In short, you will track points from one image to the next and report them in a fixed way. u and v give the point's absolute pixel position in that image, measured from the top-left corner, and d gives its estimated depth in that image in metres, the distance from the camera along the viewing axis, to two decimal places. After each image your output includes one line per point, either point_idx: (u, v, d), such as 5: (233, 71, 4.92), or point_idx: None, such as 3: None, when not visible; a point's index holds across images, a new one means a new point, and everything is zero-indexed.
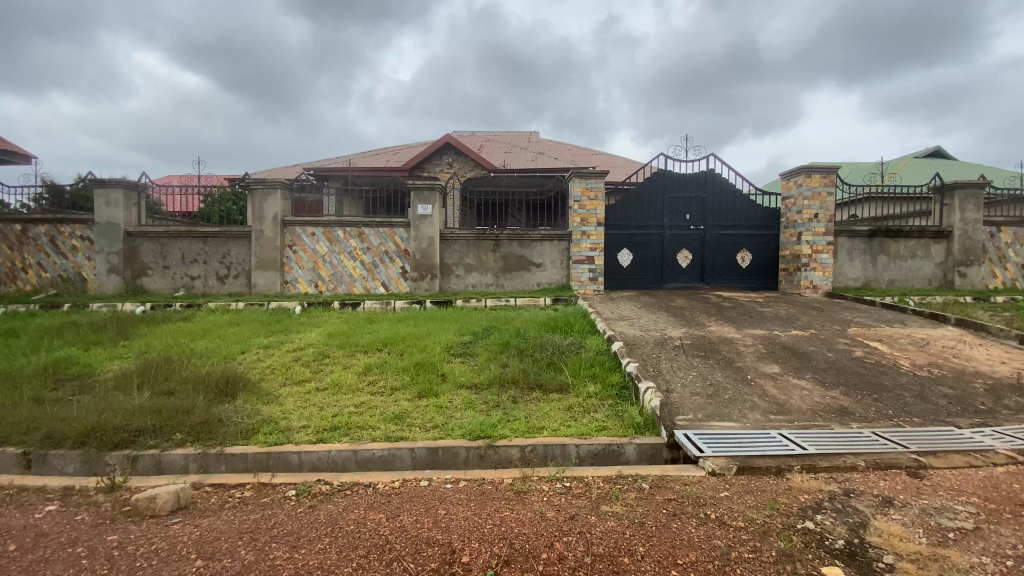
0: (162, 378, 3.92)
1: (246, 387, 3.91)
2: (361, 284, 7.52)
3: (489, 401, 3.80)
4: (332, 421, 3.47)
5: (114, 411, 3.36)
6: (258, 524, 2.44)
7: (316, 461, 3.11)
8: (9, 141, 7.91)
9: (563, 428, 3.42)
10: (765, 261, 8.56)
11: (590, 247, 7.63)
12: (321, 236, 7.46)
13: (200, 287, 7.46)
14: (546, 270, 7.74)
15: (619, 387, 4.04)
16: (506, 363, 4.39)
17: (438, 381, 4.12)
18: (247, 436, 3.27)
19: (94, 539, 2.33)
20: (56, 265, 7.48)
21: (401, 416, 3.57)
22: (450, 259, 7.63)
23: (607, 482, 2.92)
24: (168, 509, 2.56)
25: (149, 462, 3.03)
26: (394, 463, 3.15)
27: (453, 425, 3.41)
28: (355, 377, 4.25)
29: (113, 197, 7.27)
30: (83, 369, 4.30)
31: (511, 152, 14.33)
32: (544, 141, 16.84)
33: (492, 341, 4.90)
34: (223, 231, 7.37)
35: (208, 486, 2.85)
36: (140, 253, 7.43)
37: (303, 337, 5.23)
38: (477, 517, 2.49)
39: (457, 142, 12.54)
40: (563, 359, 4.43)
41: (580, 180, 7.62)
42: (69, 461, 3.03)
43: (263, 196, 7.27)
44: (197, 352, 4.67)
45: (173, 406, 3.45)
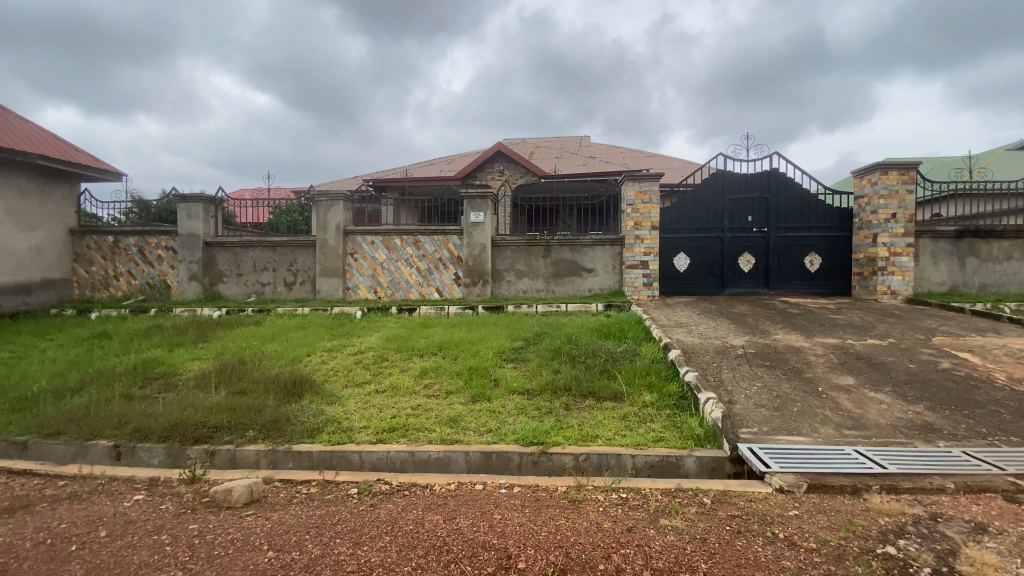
0: (237, 378, 4.20)
1: (312, 388, 4.12)
2: (417, 290, 7.73)
3: (541, 408, 3.78)
4: (390, 422, 3.58)
5: (193, 409, 3.63)
6: (323, 520, 2.54)
7: (375, 461, 3.21)
8: (104, 161, 8.80)
9: (618, 437, 3.34)
10: (836, 264, 8.02)
11: (644, 252, 7.45)
12: (379, 244, 7.74)
13: (270, 294, 7.94)
14: (599, 276, 7.64)
15: (676, 397, 3.91)
16: (559, 369, 4.36)
17: (491, 386, 4.15)
18: (312, 434, 3.43)
19: (176, 527, 2.52)
20: (144, 273, 8.20)
21: (455, 419, 3.62)
22: (502, 265, 7.69)
23: (666, 495, 2.83)
24: (243, 501, 2.73)
25: (225, 456, 3.25)
26: (450, 466, 3.19)
27: (506, 430, 3.42)
28: (412, 380, 4.36)
29: (193, 210, 7.90)
30: (166, 368, 4.68)
31: (562, 157, 14.29)
32: (597, 146, 16.70)
33: (543, 347, 4.88)
34: (291, 241, 7.83)
35: (277, 481, 3.02)
36: (217, 262, 8.02)
37: (363, 341, 5.45)
38: (532, 524, 2.48)
39: (509, 150, 12.68)
40: (617, 366, 4.34)
41: (633, 183, 7.48)
42: (155, 454, 3.31)
43: (327, 207, 7.68)
44: (266, 354, 4.96)
45: (246, 405, 3.68)
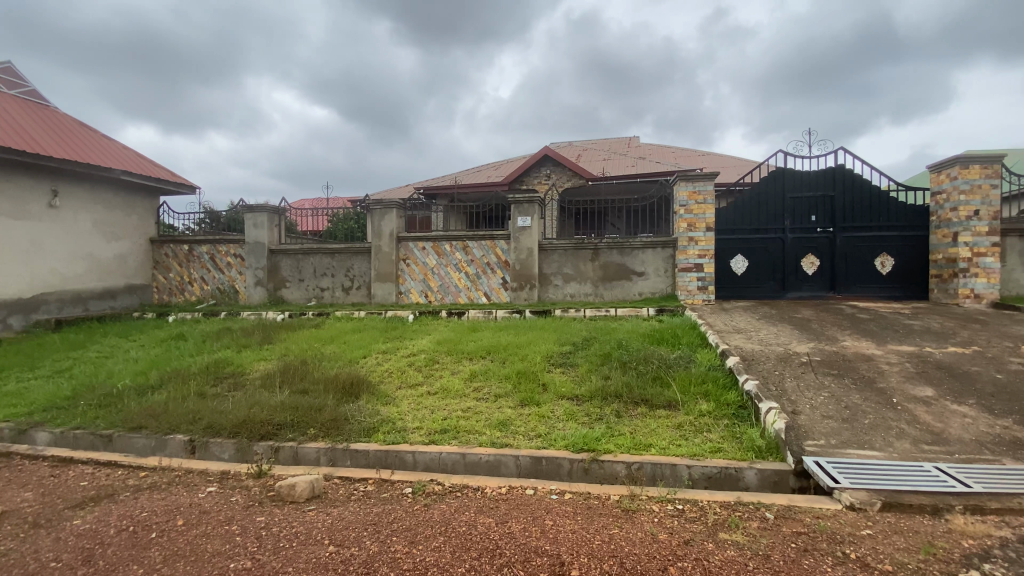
0: (298, 378, 4.41)
1: (367, 389, 4.26)
2: (465, 294, 7.85)
3: (591, 414, 3.72)
4: (442, 424, 3.64)
5: (260, 407, 3.84)
6: (379, 518, 2.61)
7: (428, 461, 3.27)
8: (179, 175, 9.49)
9: (672, 446, 3.24)
10: (911, 266, 7.45)
11: (698, 254, 7.22)
12: (430, 249, 7.93)
13: (329, 298, 8.30)
14: (650, 279, 7.47)
15: (735, 406, 3.75)
16: (609, 375, 4.29)
17: (540, 391, 4.13)
18: (368, 434, 3.55)
19: (246, 519, 2.66)
20: (215, 279, 8.78)
21: (505, 423, 3.63)
22: (549, 269, 7.67)
23: (724, 508, 2.72)
24: (305, 496, 2.86)
25: (289, 453, 3.43)
26: (500, 469, 3.20)
27: (556, 435, 3.39)
28: (462, 383, 4.41)
29: (259, 219, 8.39)
30: (235, 368, 4.99)
31: (610, 159, 14.11)
32: (646, 146, 16.37)
33: (593, 352, 4.81)
34: (348, 247, 8.15)
35: (337, 478, 3.14)
36: (280, 268, 8.46)
37: (415, 344, 5.58)
38: (584, 531, 2.44)
39: (556, 154, 12.66)
40: (671, 373, 4.22)
41: (686, 184, 7.26)
42: (225, 449, 3.52)
43: (381, 215, 7.95)
44: (326, 355, 5.18)
45: (307, 404, 3.85)
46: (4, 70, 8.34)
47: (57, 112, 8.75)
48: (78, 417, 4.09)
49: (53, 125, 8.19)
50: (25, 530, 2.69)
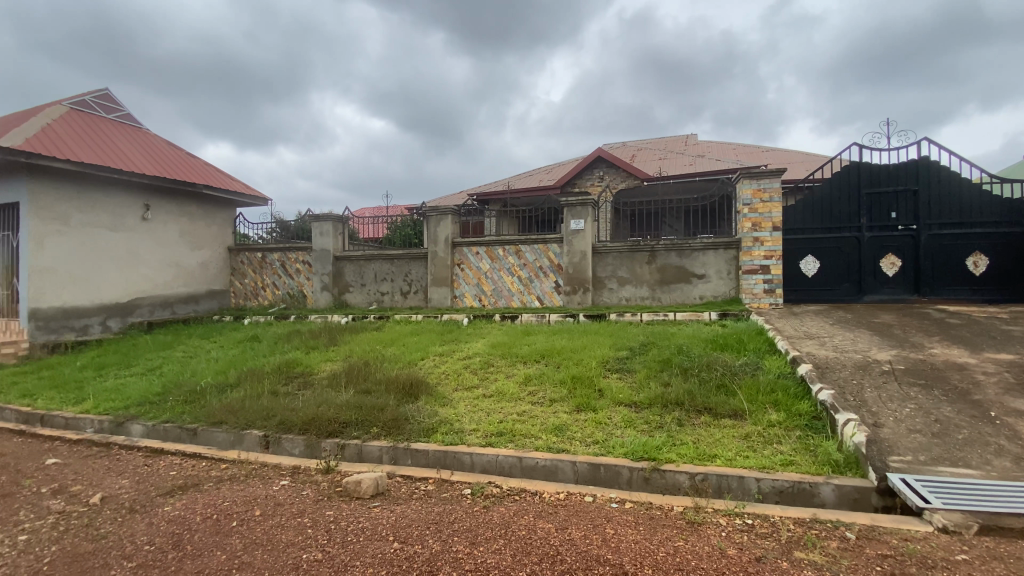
0: (362, 379, 4.59)
1: (426, 390, 4.36)
2: (519, 298, 7.87)
3: (651, 422, 3.62)
4: (498, 427, 3.66)
5: (327, 405, 4.03)
6: (440, 517, 2.67)
7: (485, 463, 3.30)
8: (252, 188, 10.17)
9: (739, 458, 3.08)
10: (1011, 266, 6.72)
11: (764, 256, 6.87)
12: (483, 254, 8.03)
13: (388, 302, 8.59)
14: (711, 282, 7.18)
15: (808, 417, 3.53)
16: (669, 382, 4.15)
17: (596, 396, 4.06)
18: (427, 434, 3.63)
19: (316, 512, 2.80)
20: (285, 284, 9.33)
21: (561, 428, 3.60)
22: (603, 272, 7.56)
23: (799, 525, 2.56)
24: (370, 493, 2.97)
25: (354, 450, 3.57)
26: (557, 475, 3.18)
27: (614, 442, 3.32)
28: (517, 387, 4.41)
29: (325, 228, 8.83)
30: (304, 368, 5.27)
31: (666, 159, 13.73)
32: (704, 144, 15.80)
33: (651, 358, 4.69)
34: (406, 253, 8.41)
35: (399, 476, 3.25)
36: (344, 274, 8.86)
37: (471, 347, 5.66)
38: (648, 542, 2.37)
39: (610, 155, 12.48)
40: (736, 382, 4.03)
41: (749, 181, 6.96)
42: (296, 445, 3.72)
43: (437, 222, 8.15)
44: (387, 357, 5.37)
45: (370, 403, 4.00)
46: (104, 98, 9.29)
47: (148, 133, 9.64)
48: (167, 411, 4.46)
49: (145, 145, 9.02)
50: (124, 513, 2.97)
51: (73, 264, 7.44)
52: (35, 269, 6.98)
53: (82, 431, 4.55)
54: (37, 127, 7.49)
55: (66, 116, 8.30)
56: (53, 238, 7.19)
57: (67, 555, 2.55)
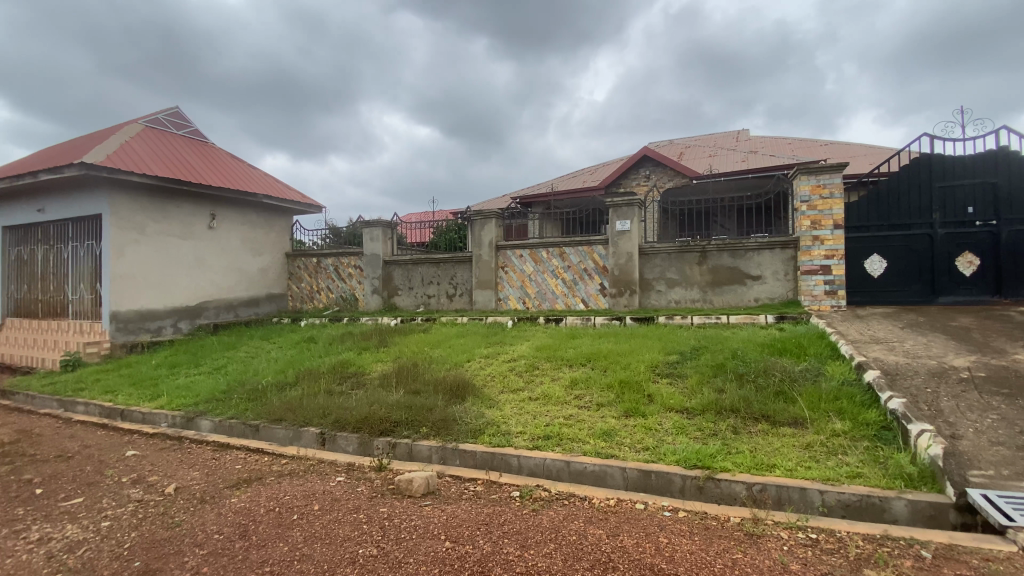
0: (411, 379, 4.70)
1: (473, 392, 4.41)
2: (563, 301, 7.83)
3: (703, 429, 3.50)
4: (545, 430, 3.65)
5: (379, 405, 4.15)
6: (490, 519, 2.69)
7: (533, 466, 3.30)
8: (306, 195, 10.64)
9: (801, 468, 2.94)
10: None
11: (825, 255, 6.52)
12: (527, 257, 8.04)
13: (435, 304, 8.76)
14: (766, 283, 6.88)
15: (876, 427, 3.30)
16: (723, 389, 4.00)
17: (645, 401, 3.97)
18: (475, 435, 3.68)
19: (371, 508, 2.89)
20: (339, 288, 9.71)
21: (609, 432, 3.54)
22: (651, 274, 7.40)
23: (868, 542, 2.41)
24: (421, 491, 3.03)
25: (405, 449, 3.66)
26: (606, 480, 3.12)
27: (665, 449, 3.23)
28: (563, 390, 4.39)
29: (375, 233, 9.13)
30: (356, 369, 5.46)
31: (716, 156, 13.28)
32: (756, 140, 15.18)
33: (703, 362, 4.54)
34: (452, 257, 8.55)
35: (448, 476, 3.31)
36: (393, 278, 9.11)
37: (516, 349, 5.68)
38: (704, 553, 2.30)
39: (656, 154, 12.22)
40: (797, 388, 3.83)
41: (807, 177, 6.62)
42: (350, 442, 3.87)
43: (481, 225, 8.24)
44: (435, 359, 5.47)
45: (420, 404, 4.08)
46: (175, 115, 10.01)
47: (213, 147, 10.29)
48: (232, 408, 4.73)
49: (210, 158, 9.63)
50: (195, 503, 3.17)
51: (148, 269, 8.03)
52: (115, 275, 7.59)
53: (157, 425, 4.89)
54: (117, 144, 8.16)
55: (141, 133, 9.00)
56: (131, 246, 7.80)
57: (145, 541, 2.75)
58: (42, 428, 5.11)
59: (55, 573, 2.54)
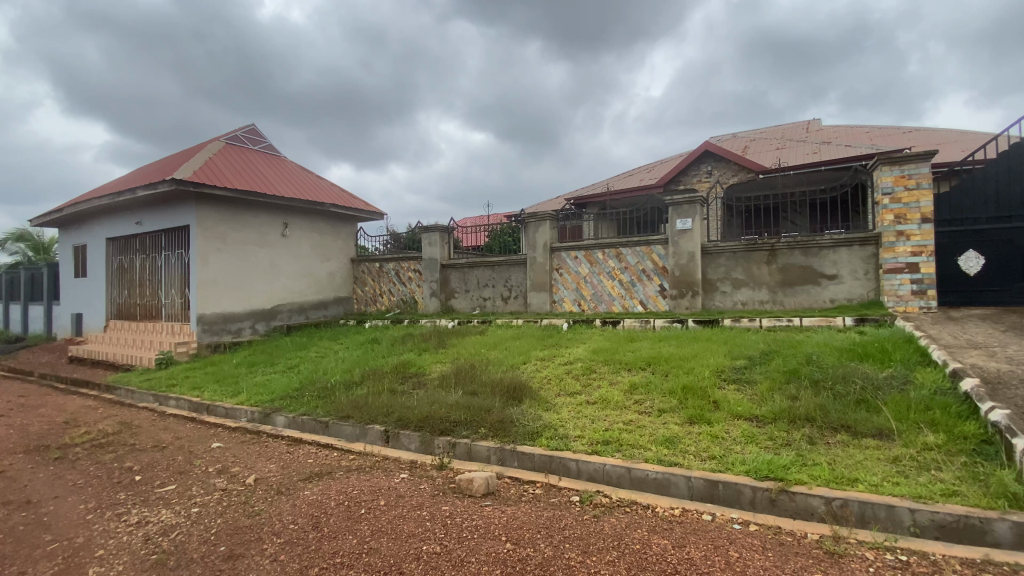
0: (469, 380, 4.78)
1: (530, 394, 4.41)
2: (620, 303, 7.68)
3: (775, 438, 3.31)
4: (604, 435, 3.59)
5: (439, 404, 4.25)
6: (551, 522, 2.68)
7: (592, 471, 3.25)
8: (368, 202, 11.10)
9: (887, 484, 2.70)
10: None
11: (912, 252, 5.98)
12: (583, 258, 7.96)
13: (491, 307, 8.87)
14: (844, 283, 6.43)
15: (975, 441, 2.98)
16: (797, 396, 3.76)
17: (711, 408, 3.80)
18: (533, 437, 3.68)
19: (433, 506, 2.96)
20: (400, 291, 10.07)
21: (672, 440, 3.43)
22: (715, 274, 7.11)
23: (968, 568, 2.20)
24: (481, 491, 3.07)
25: (464, 449, 3.73)
26: (670, 489, 3.02)
27: (733, 459, 3.08)
28: (622, 394, 4.29)
29: (433, 238, 9.39)
30: (417, 369, 5.63)
31: (784, 148, 12.55)
32: (829, 129, 14.20)
33: (774, 368, 4.29)
34: (507, 259, 8.62)
35: (507, 478, 3.34)
36: (450, 281, 9.32)
37: (572, 352, 5.63)
38: (779, 570, 2.18)
39: (718, 148, 11.72)
40: (881, 397, 3.55)
41: (889, 168, 6.13)
42: (413, 440, 3.99)
43: (536, 227, 8.25)
44: (492, 360, 5.53)
45: (478, 405, 4.14)
46: (251, 132, 10.78)
47: (284, 160, 10.98)
48: (304, 405, 5.03)
49: (282, 170, 10.28)
50: (273, 494, 3.38)
51: (229, 275, 8.68)
52: (201, 281, 8.27)
53: (238, 420, 5.28)
54: (202, 161, 8.91)
55: (222, 150, 9.76)
56: (215, 254, 8.47)
57: (230, 527, 2.97)
58: (141, 420, 5.65)
59: (153, 553, 2.80)
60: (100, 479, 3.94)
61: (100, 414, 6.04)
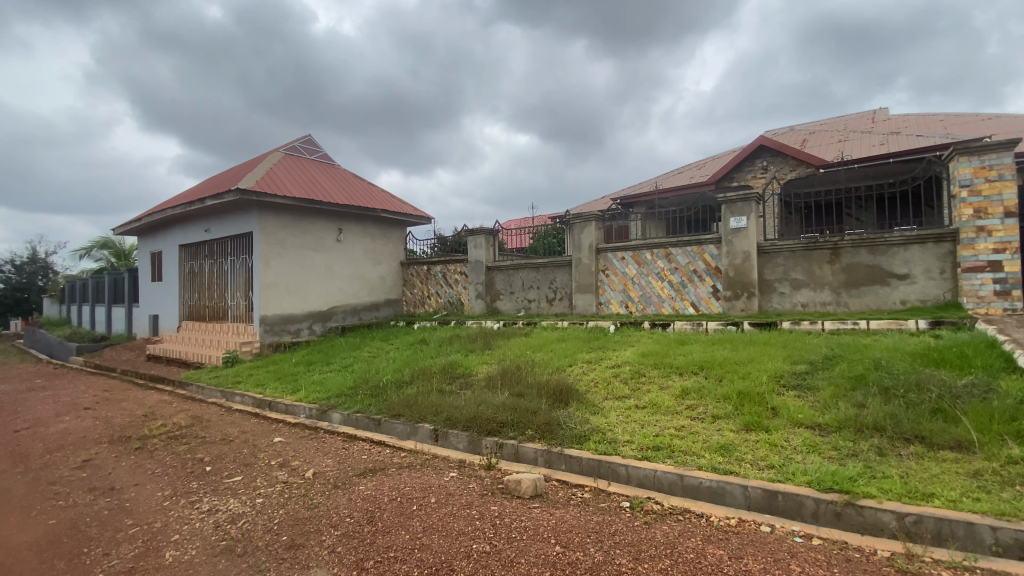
0: (516, 381, 4.81)
1: (577, 397, 4.38)
2: (669, 304, 7.49)
3: (840, 449, 3.12)
4: (654, 440, 3.51)
5: (486, 405, 4.31)
6: (601, 527, 2.65)
7: (643, 477, 3.19)
8: (416, 207, 11.37)
9: (968, 500, 2.49)
10: None
11: (995, 249, 5.48)
12: (630, 259, 7.82)
13: (535, 308, 8.87)
14: (916, 283, 5.99)
15: None
16: (864, 404, 3.53)
17: (769, 415, 3.63)
18: (581, 441, 3.65)
19: (483, 506, 2.99)
20: (447, 293, 10.27)
21: (727, 447, 3.30)
22: (772, 274, 6.79)
23: None
24: (529, 493, 3.09)
25: (511, 450, 3.77)
26: (725, 498, 2.91)
27: (794, 468, 2.93)
28: (673, 399, 4.18)
29: (478, 240, 9.51)
30: (464, 369, 5.73)
31: (846, 141, 11.85)
32: (898, 119, 13.27)
33: (839, 374, 4.05)
34: (553, 261, 8.61)
35: (555, 481, 3.34)
36: (495, 282, 9.40)
37: (619, 355, 5.54)
38: None
39: (773, 142, 11.22)
40: (961, 407, 3.27)
41: (967, 159, 5.65)
42: (461, 439, 4.06)
43: (581, 228, 8.18)
44: (538, 362, 5.56)
45: (524, 406, 4.16)
46: (308, 143, 11.33)
47: (338, 168, 11.45)
48: (358, 403, 5.22)
49: (335, 178, 10.72)
50: (330, 487, 3.54)
51: (289, 279, 9.13)
52: (264, 284, 8.76)
53: (297, 416, 5.54)
54: (263, 171, 9.44)
55: (282, 161, 10.30)
56: (275, 258, 8.94)
57: (291, 518, 3.13)
58: (210, 415, 6.05)
59: (222, 539, 2.99)
60: (175, 469, 4.25)
61: (175, 408, 6.52)
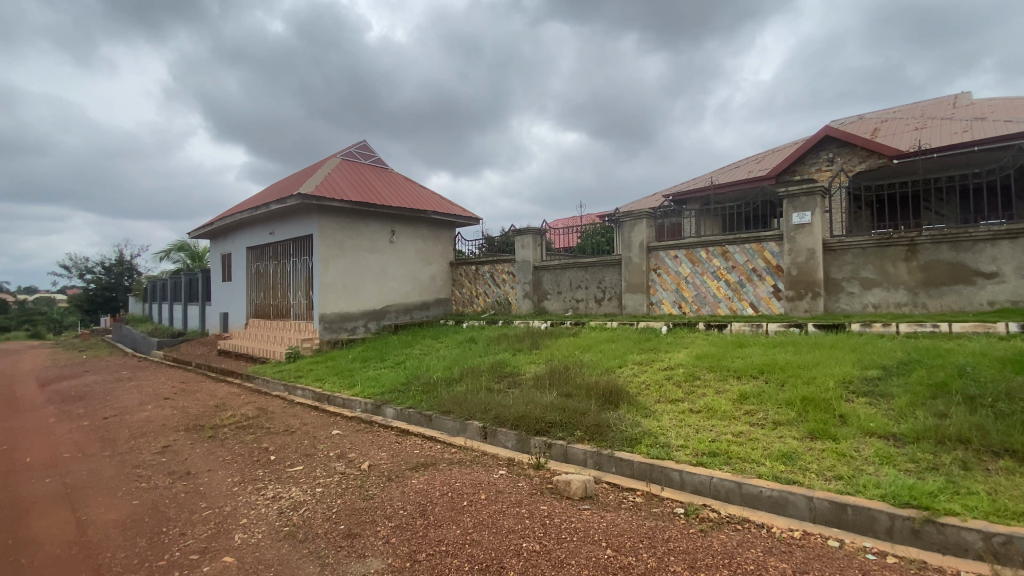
0: (564, 382, 4.78)
1: (627, 399, 4.30)
2: (726, 305, 7.19)
3: (918, 461, 2.89)
4: (710, 446, 3.38)
5: (535, 404, 4.31)
6: (655, 533, 2.59)
7: (697, 484, 3.08)
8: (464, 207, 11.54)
9: None
10: None
11: None
12: (683, 258, 7.58)
13: (583, 308, 8.77)
14: (1007, 281, 5.44)
15: None
16: (946, 413, 3.25)
17: (836, 423, 3.41)
18: (633, 444, 3.58)
19: (532, 505, 3.00)
20: (495, 292, 10.37)
21: (790, 455, 3.14)
22: (839, 273, 6.38)
23: None
24: (579, 495, 3.06)
25: (560, 450, 3.75)
26: (787, 509, 2.77)
27: (865, 480, 2.74)
28: (730, 403, 4.01)
29: (525, 240, 9.53)
30: (512, 368, 5.75)
31: (923, 129, 10.92)
32: (984, 103, 12.12)
33: (916, 380, 3.75)
34: (602, 260, 8.49)
35: (606, 483, 3.30)
36: (542, 282, 9.38)
37: (672, 357, 5.38)
38: None
39: (840, 132, 10.53)
40: None
41: None
42: (509, 438, 4.09)
43: (631, 227, 8.01)
44: (587, 362, 5.50)
45: (573, 407, 4.13)
46: (363, 148, 11.78)
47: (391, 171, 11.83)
48: (410, 399, 5.37)
49: (388, 181, 11.07)
50: (385, 480, 3.67)
51: (346, 279, 9.52)
52: (322, 284, 9.18)
53: (352, 410, 5.77)
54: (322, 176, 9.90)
55: (339, 166, 10.77)
56: (333, 259, 9.34)
57: (348, 508, 3.26)
58: (274, 407, 6.40)
59: (286, 525, 3.16)
60: (243, 457, 4.54)
61: (242, 400, 6.96)
